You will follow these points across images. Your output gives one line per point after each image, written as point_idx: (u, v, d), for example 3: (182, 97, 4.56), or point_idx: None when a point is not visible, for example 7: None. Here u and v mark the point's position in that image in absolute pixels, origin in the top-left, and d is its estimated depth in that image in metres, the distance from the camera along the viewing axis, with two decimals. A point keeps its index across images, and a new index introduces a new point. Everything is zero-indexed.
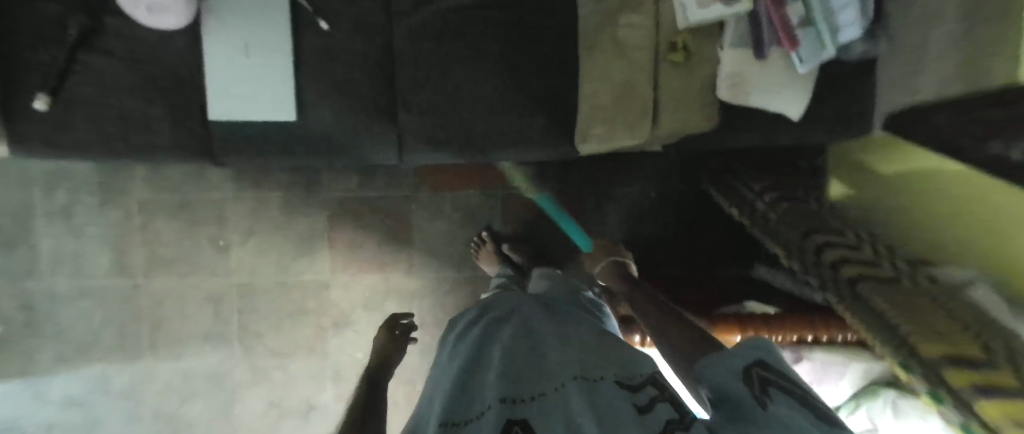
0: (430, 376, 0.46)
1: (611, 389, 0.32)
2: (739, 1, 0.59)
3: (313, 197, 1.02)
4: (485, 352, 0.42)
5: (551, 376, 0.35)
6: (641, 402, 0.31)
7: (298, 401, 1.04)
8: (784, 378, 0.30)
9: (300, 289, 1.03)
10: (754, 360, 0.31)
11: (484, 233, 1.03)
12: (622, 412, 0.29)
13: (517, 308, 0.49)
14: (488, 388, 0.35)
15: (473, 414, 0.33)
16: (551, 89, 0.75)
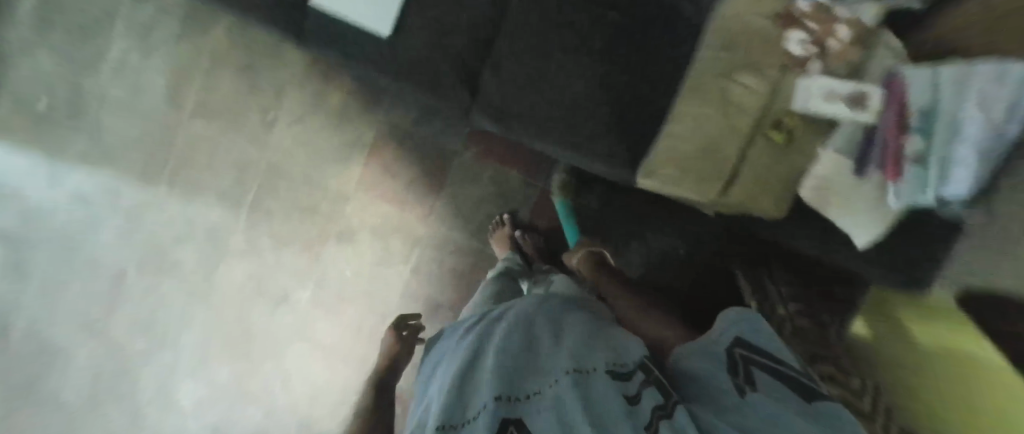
0: (435, 382, 0.51)
1: (605, 382, 0.36)
2: (865, 110, 0.56)
3: (369, 112, 1.02)
4: (480, 354, 0.46)
5: (542, 377, 0.40)
6: (631, 390, 0.36)
7: (277, 289, 1.06)
8: (756, 354, 0.44)
9: (321, 189, 1.04)
10: (734, 343, 0.46)
11: (507, 215, 1.02)
12: (613, 406, 0.33)
13: (513, 308, 0.53)
14: (483, 390, 0.39)
15: (471, 418, 0.38)
16: (638, 107, 0.70)
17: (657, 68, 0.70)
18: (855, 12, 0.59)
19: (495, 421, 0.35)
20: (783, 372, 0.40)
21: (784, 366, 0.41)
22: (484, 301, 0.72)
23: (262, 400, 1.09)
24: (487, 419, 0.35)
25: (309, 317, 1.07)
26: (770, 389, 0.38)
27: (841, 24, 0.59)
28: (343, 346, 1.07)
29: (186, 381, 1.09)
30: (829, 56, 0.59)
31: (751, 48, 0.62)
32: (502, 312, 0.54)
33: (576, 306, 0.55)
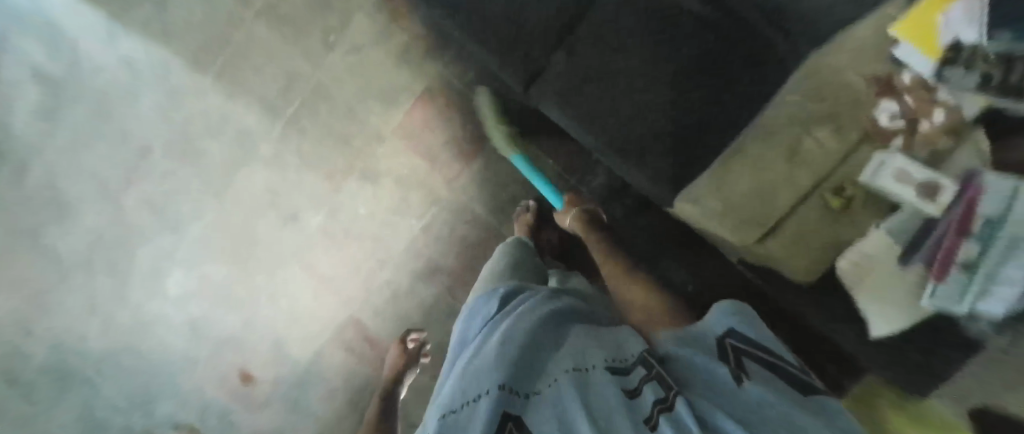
0: (447, 371, 0.52)
1: (606, 381, 0.37)
2: (930, 203, 0.54)
3: (428, 63, 1.01)
4: (486, 344, 0.47)
5: (545, 373, 0.40)
6: (631, 386, 0.36)
7: (289, 206, 1.06)
8: (745, 342, 0.42)
9: (360, 123, 1.03)
10: (725, 333, 0.43)
11: (531, 201, 0.99)
12: (614, 401, 0.34)
13: (526, 303, 0.54)
14: (484, 378, 0.40)
15: (470, 400, 0.39)
16: (701, 130, 0.66)
17: (733, 88, 0.65)
18: (958, 100, 0.56)
19: (495, 410, 0.36)
20: (773, 363, 0.39)
21: (777, 360, 0.39)
22: (504, 273, 0.71)
23: (245, 309, 1.10)
24: (488, 406, 0.36)
25: (312, 243, 1.07)
26: (761, 375, 0.37)
27: (939, 110, 0.57)
28: (335, 280, 1.08)
29: (179, 270, 1.10)
30: (916, 139, 0.59)
31: (841, 106, 0.63)
32: (514, 307, 0.55)
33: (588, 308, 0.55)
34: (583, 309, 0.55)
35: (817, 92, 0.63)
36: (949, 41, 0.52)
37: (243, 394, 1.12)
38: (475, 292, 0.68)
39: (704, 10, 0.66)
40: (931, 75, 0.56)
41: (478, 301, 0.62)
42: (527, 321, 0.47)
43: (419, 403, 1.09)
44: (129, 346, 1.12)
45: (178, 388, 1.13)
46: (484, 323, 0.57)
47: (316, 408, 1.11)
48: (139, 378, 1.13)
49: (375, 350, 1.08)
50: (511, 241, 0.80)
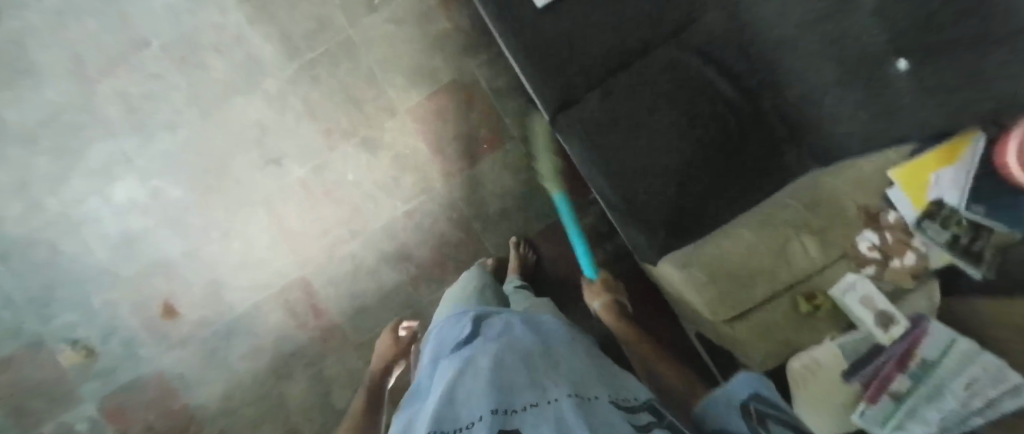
0: (418, 399, 0.51)
1: (609, 413, 0.39)
2: (884, 332, 0.63)
3: (462, 57, 1.02)
4: (472, 369, 0.47)
5: (538, 396, 0.41)
6: (638, 423, 0.39)
7: (276, 149, 1.02)
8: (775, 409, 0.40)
9: (377, 91, 1.01)
10: (749, 395, 0.42)
11: (515, 239, 1.03)
12: (621, 427, 0.36)
13: (511, 335, 0.55)
14: (476, 404, 0.40)
15: (460, 426, 0.38)
16: (700, 205, 0.71)
17: (743, 178, 0.71)
18: (928, 250, 0.67)
19: (493, 430, 0.36)
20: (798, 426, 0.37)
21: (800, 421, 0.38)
22: (466, 297, 0.72)
23: (192, 239, 1.03)
24: (485, 426, 0.36)
25: (287, 193, 1.02)
26: None
27: (911, 252, 0.68)
28: (299, 236, 1.03)
29: (133, 178, 1.02)
30: (886, 272, 0.69)
31: (829, 222, 0.70)
32: (496, 335, 0.56)
33: (572, 346, 0.58)
34: (562, 341, 0.59)
35: (814, 203, 0.71)
36: (936, 199, 0.65)
37: (158, 327, 1.04)
38: (450, 312, 0.68)
39: (738, 100, 0.71)
40: (912, 223, 0.67)
41: (458, 321, 0.62)
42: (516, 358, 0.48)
43: (345, 385, 1.04)
44: (47, 241, 1.02)
45: (88, 300, 1.03)
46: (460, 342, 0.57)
47: (235, 362, 1.04)
48: (47, 278, 1.03)
49: (318, 319, 1.04)
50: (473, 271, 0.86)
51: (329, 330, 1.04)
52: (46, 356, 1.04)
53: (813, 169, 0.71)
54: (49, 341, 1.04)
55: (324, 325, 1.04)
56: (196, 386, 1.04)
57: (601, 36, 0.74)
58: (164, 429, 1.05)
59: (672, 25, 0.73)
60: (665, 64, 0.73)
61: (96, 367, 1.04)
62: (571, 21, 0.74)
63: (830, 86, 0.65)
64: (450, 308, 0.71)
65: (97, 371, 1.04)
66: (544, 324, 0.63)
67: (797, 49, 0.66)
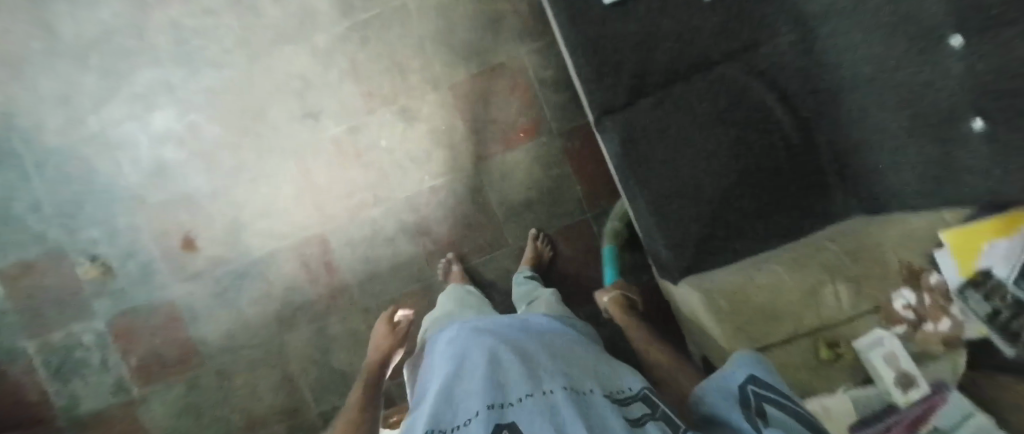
0: (425, 389, 0.60)
1: (603, 406, 0.46)
2: (900, 392, 0.62)
3: (515, 41, 1.00)
4: (472, 369, 0.55)
5: (532, 387, 0.49)
6: (633, 416, 0.45)
7: (315, 103, 1.02)
8: (769, 389, 0.44)
9: (423, 62, 1.01)
10: (746, 378, 0.46)
11: (536, 231, 1.03)
12: (611, 420, 0.43)
13: (513, 337, 0.63)
14: (473, 404, 0.48)
15: (459, 424, 0.46)
16: (733, 231, 0.72)
17: (777, 214, 0.71)
18: (966, 319, 0.64)
19: (489, 425, 0.43)
20: (789, 402, 0.41)
21: (791, 401, 0.41)
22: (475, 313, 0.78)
23: (220, 178, 1.04)
24: (483, 422, 0.44)
25: (320, 148, 1.03)
26: (779, 419, 0.40)
27: (946, 318, 0.65)
28: (324, 193, 1.04)
29: (173, 108, 1.03)
30: (916, 333, 0.67)
31: (865, 273, 0.70)
32: (497, 334, 0.63)
33: (574, 345, 0.65)
34: (563, 341, 0.65)
35: (856, 252, 0.70)
36: (986, 266, 0.59)
37: (175, 258, 1.05)
38: (457, 317, 0.76)
39: (793, 134, 0.70)
40: (956, 288, 0.63)
41: (458, 325, 0.70)
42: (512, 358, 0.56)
43: (345, 344, 1.06)
44: (83, 156, 1.04)
45: (112, 220, 1.05)
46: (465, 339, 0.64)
47: (243, 304, 1.06)
48: (77, 192, 1.05)
49: (330, 277, 1.05)
50: (451, 297, 0.87)
51: (338, 290, 1.05)
52: (66, 267, 1.07)
53: (856, 214, 0.71)
54: (70, 253, 1.06)
55: (335, 283, 1.05)
56: (202, 321, 1.07)
57: (666, 44, 0.72)
58: (166, 356, 1.08)
59: (742, 43, 0.71)
60: (727, 82, 0.71)
61: (111, 286, 1.07)
62: (636, 25, 0.72)
63: (894, 134, 0.62)
64: (460, 312, 0.79)
65: (111, 289, 1.07)
66: (547, 328, 0.69)
67: (871, 92, 0.63)
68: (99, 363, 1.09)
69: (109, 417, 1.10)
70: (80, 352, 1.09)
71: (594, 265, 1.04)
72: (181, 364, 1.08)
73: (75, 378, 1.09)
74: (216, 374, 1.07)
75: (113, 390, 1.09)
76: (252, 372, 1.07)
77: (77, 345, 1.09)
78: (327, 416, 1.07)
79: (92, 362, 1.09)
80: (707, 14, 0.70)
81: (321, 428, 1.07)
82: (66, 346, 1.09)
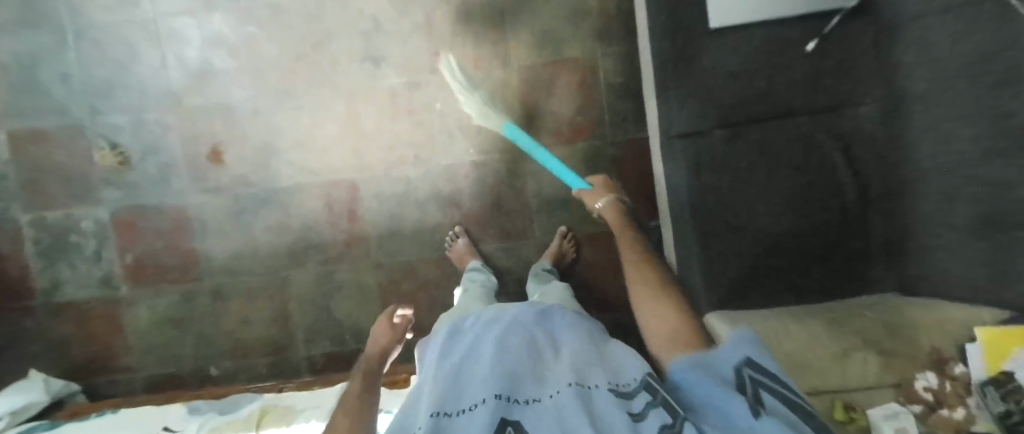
0: (434, 366, 0.59)
1: (609, 401, 0.41)
2: None
3: (593, 40, 0.99)
4: (483, 356, 0.53)
5: (541, 390, 0.46)
6: (635, 410, 0.40)
7: (380, 48, 0.99)
8: (767, 377, 0.38)
9: (497, 36, 0.99)
10: (741, 361, 0.40)
11: (563, 227, 1.03)
12: (617, 417, 0.38)
13: (527, 325, 0.61)
14: (480, 390, 0.46)
15: (464, 409, 0.44)
16: (770, 276, 0.75)
17: (817, 269, 0.74)
18: (981, 410, 0.57)
19: (494, 416, 0.41)
20: (787, 396, 0.36)
21: (794, 394, 0.36)
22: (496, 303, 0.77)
23: (264, 97, 1.01)
24: (488, 413, 0.42)
25: (373, 94, 1.01)
26: (781, 415, 0.34)
27: (962, 407, 0.59)
28: (367, 139, 1.01)
29: (233, 15, 0.99)
30: (932, 416, 0.60)
31: (901, 348, 0.65)
32: (510, 323, 0.62)
33: (586, 329, 0.62)
34: (576, 327, 0.62)
35: (895, 324, 0.67)
36: (1011, 369, 0.55)
37: (197, 166, 1.02)
38: (470, 308, 0.76)
39: (852, 200, 0.72)
40: (977, 382, 0.58)
41: (474, 317, 0.69)
42: (523, 351, 0.54)
43: (350, 294, 1.04)
44: (128, 40, 1.00)
45: (141, 112, 1.01)
46: (481, 327, 0.64)
47: (256, 230, 1.03)
48: (113, 75, 1.01)
49: (350, 225, 1.03)
50: (463, 286, 0.90)
51: (356, 238, 1.03)
52: (81, 147, 1.03)
53: (890, 291, 0.74)
54: (89, 134, 1.02)
55: (353, 232, 1.03)
56: (210, 236, 1.04)
57: (757, 83, 0.72)
58: (164, 262, 1.05)
59: (831, 97, 0.71)
60: (802, 134, 0.72)
61: (123, 178, 1.03)
62: (733, 56, 0.72)
63: (959, 232, 0.62)
64: (476, 304, 0.78)
65: (122, 181, 1.03)
66: (561, 313, 0.66)
67: (943, 186, 0.63)
68: (92, 253, 1.05)
69: (89, 309, 1.07)
70: (74, 237, 1.05)
71: (615, 277, 1.04)
72: (177, 275, 1.05)
73: (63, 262, 1.06)
74: (212, 292, 1.05)
75: (100, 282, 1.06)
76: (248, 299, 1.05)
77: (73, 229, 1.05)
78: (313, 361, 1.05)
79: (85, 250, 1.05)
80: (803, 61, 0.71)
81: (305, 371, 1.06)
82: (61, 227, 1.05)
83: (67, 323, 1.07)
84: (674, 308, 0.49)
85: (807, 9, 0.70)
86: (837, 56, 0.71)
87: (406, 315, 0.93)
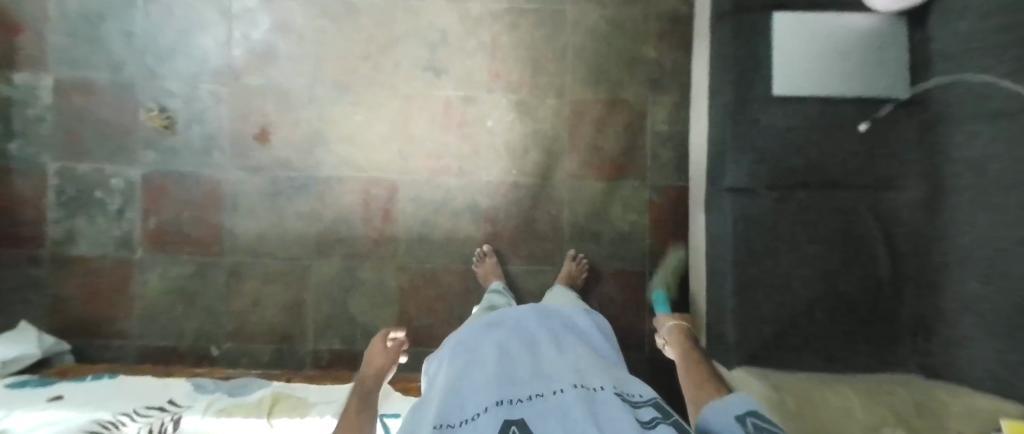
0: (438, 376, 0.58)
1: (616, 404, 0.42)
2: None
3: (647, 87, 1.04)
4: (484, 363, 0.53)
5: (543, 386, 0.46)
6: (643, 420, 0.41)
7: (442, 61, 1.03)
8: (771, 423, 0.40)
9: (557, 68, 1.03)
10: (746, 412, 0.42)
11: (572, 252, 1.04)
12: (624, 418, 0.40)
13: (528, 331, 0.60)
14: (480, 398, 0.45)
15: (466, 419, 0.43)
16: (799, 337, 0.76)
17: (845, 337, 0.76)
18: None
19: (497, 420, 0.41)
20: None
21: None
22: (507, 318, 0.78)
23: (321, 88, 1.02)
24: (491, 420, 0.41)
25: (428, 102, 1.03)
26: None
27: None
28: (415, 144, 1.03)
29: (306, 6, 1.02)
30: None
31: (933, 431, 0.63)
32: (513, 328, 0.61)
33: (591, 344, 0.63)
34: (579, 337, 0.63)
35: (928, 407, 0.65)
36: None
37: (241, 143, 1.02)
38: (473, 317, 0.75)
39: (883, 275, 0.75)
40: None
41: (474, 322, 0.68)
42: (526, 357, 0.53)
43: (370, 292, 1.03)
44: (198, 12, 1.02)
45: (196, 81, 1.02)
46: (484, 329, 0.63)
47: (287, 214, 1.03)
48: (176, 41, 1.02)
49: (382, 224, 1.03)
50: (482, 307, 0.87)
51: (386, 238, 1.03)
52: (128, 105, 1.03)
53: (914, 372, 0.75)
54: (140, 94, 1.02)
55: (384, 232, 1.03)
56: (239, 214, 1.03)
57: (812, 151, 0.76)
58: (187, 232, 1.03)
59: (875, 178, 0.75)
60: (844, 207, 0.76)
61: (164, 142, 1.03)
62: (795, 121, 0.75)
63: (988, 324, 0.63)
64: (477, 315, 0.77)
65: (163, 145, 1.03)
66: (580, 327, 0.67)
67: (979, 272, 0.65)
68: (114, 211, 1.03)
69: (98, 266, 1.04)
70: (99, 192, 1.03)
71: (638, 317, 1.05)
72: (197, 247, 1.03)
73: (81, 216, 1.03)
74: (229, 270, 1.03)
75: (116, 241, 1.03)
76: (265, 283, 1.03)
77: (99, 184, 1.03)
78: (318, 356, 1.03)
79: (108, 207, 1.03)
80: (859, 139, 0.75)
81: (308, 366, 1.03)
82: (87, 180, 1.03)
83: (72, 279, 1.04)
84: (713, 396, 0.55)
85: (866, 92, 0.75)
86: (888, 141, 0.75)
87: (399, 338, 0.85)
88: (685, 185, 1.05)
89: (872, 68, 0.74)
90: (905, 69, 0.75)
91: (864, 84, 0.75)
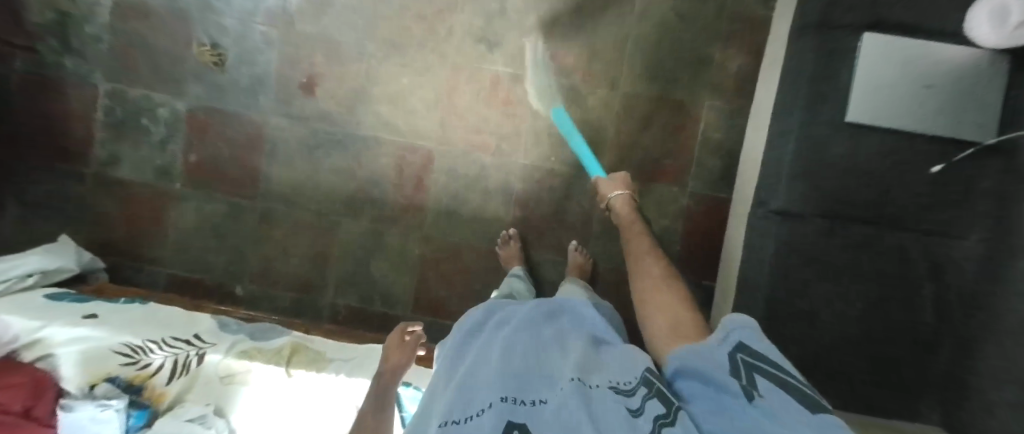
0: (449, 363, 0.56)
1: (608, 399, 0.39)
2: None
3: (706, 90, 0.99)
4: (494, 354, 0.50)
5: (548, 385, 0.43)
6: (633, 406, 0.37)
7: (496, 34, 0.99)
8: (764, 363, 0.37)
9: (614, 57, 0.99)
10: (734, 347, 0.39)
11: (574, 243, 1.02)
12: (617, 414, 0.36)
13: (538, 318, 0.57)
14: (487, 393, 0.43)
15: (471, 416, 0.41)
16: (831, 372, 0.74)
17: (878, 379, 0.73)
18: None
19: (501, 420, 0.38)
20: (784, 379, 0.35)
21: (789, 377, 0.35)
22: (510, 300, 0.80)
23: (372, 45, 1.00)
24: (494, 418, 0.39)
25: (476, 75, 1.00)
26: (775, 394, 0.33)
27: None
28: (458, 116, 1.01)
29: None
30: None
31: None
32: (524, 314, 0.58)
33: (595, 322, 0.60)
34: (588, 322, 0.60)
35: None
36: None
37: (287, 90, 1.02)
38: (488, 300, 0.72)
39: (925, 321, 0.72)
40: None
41: (489, 306, 0.66)
42: (534, 349, 0.50)
43: (393, 257, 1.04)
44: None
45: (251, 20, 1.01)
46: (499, 318, 0.61)
47: (323, 168, 1.03)
48: None
49: (414, 192, 1.03)
50: (500, 291, 0.87)
51: (416, 207, 1.03)
52: (182, 36, 1.02)
53: None
54: (194, 26, 1.02)
55: (414, 200, 1.03)
56: (276, 161, 1.04)
57: (877, 186, 0.71)
58: (225, 171, 1.04)
59: (939, 222, 0.71)
60: (898, 247, 0.72)
61: (213, 79, 1.03)
62: (862, 150, 0.71)
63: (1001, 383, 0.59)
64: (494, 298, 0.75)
65: (211, 81, 1.03)
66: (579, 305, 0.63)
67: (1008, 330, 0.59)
68: (158, 140, 1.05)
69: (138, 192, 1.06)
70: (146, 120, 1.04)
71: None
72: (233, 188, 1.05)
73: (127, 140, 1.05)
74: (261, 214, 1.05)
75: (157, 170, 1.06)
76: (294, 232, 1.05)
77: (147, 111, 1.04)
78: (335, 311, 1.06)
79: (153, 135, 1.05)
80: (925, 181, 0.71)
81: (325, 319, 1.06)
82: (136, 106, 1.04)
83: (113, 200, 1.07)
84: (675, 308, 0.52)
85: (946, 130, 0.69)
86: (960, 185, 0.70)
87: (417, 333, 0.81)
88: (726, 198, 1.01)
89: (959, 104, 0.69)
90: (997, 112, 0.69)
91: (948, 122, 0.69)
